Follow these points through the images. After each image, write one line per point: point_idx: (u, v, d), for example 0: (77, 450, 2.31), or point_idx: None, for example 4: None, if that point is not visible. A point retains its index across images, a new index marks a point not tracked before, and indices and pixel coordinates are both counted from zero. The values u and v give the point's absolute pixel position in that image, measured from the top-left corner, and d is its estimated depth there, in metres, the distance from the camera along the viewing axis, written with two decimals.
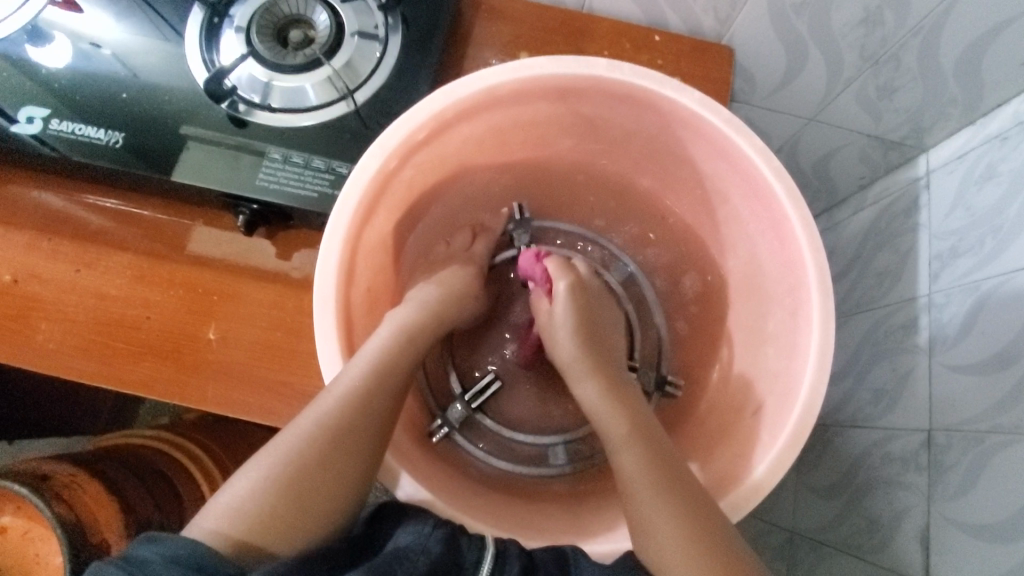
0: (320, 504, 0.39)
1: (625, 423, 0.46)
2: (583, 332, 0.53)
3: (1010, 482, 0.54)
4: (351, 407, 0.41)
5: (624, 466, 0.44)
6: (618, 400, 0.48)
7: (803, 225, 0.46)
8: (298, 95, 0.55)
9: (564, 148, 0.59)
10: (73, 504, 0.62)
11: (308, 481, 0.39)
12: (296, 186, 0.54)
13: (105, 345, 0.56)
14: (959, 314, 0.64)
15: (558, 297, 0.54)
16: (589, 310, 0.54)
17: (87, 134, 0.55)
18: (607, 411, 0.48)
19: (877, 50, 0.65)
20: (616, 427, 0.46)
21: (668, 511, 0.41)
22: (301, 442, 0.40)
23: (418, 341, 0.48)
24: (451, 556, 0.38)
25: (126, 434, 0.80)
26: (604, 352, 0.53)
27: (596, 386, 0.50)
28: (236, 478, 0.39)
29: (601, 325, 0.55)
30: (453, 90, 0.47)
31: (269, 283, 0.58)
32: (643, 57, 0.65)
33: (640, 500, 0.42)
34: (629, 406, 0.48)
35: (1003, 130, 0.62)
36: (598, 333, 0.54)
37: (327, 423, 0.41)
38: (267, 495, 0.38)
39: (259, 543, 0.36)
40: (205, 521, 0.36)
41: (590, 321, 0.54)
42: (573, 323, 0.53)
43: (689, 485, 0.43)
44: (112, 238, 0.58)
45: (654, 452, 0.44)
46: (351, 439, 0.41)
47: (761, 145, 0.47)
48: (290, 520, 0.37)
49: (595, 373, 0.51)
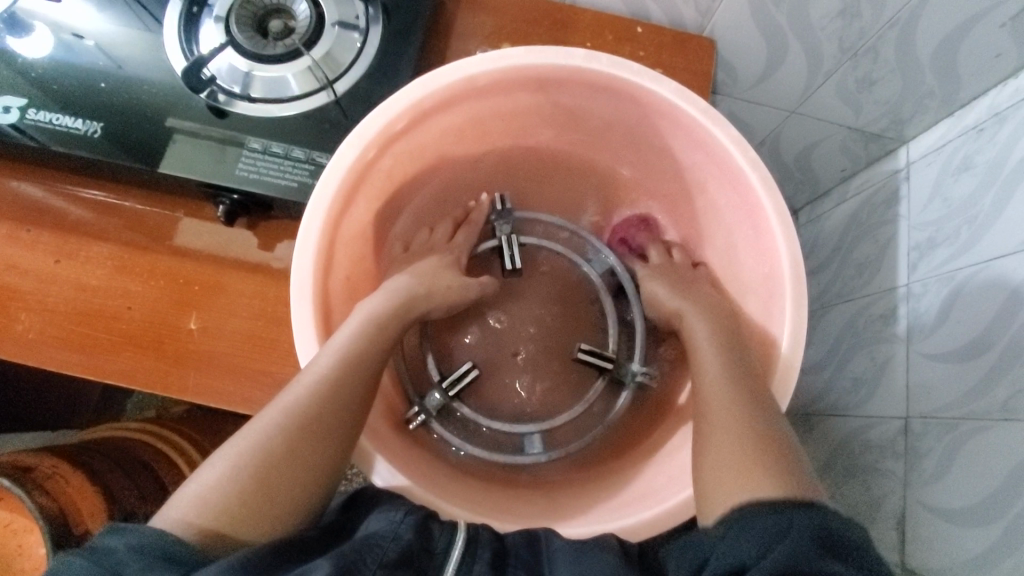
0: (291, 491, 0.39)
1: (714, 338, 0.49)
2: (685, 289, 0.54)
3: (982, 466, 0.55)
4: (322, 397, 0.42)
5: (709, 396, 0.45)
6: (725, 341, 0.48)
7: (777, 214, 0.46)
8: (278, 85, 0.55)
9: (545, 138, 0.60)
10: (56, 495, 0.62)
11: (278, 469, 0.39)
12: (275, 176, 0.54)
13: (85, 336, 0.56)
14: (935, 303, 0.65)
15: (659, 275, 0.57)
16: (679, 277, 0.56)
17: (64, 123, 0.54)
18: (712, 352, 0.48)
19: (856, 42, 0.65)
20: (713, 366, 0.47)
21: (733, 430, 0.42)
22: (270, 431, 0.40)
23: (391, 332, 0.48)
24: (422, 542, 0.39)
25: (110, 428, 0.80)
26: (723, 315, 0.51)
27: (706, 335, 0.50)
28: (205, 468, 0.39)
29: (715, 301, 0.53)
30: (430, 80, 0.48)
31: (250, 274, 0.58)
32: (624, 49, 0.65)
33: (708, 426, 0.44)
34: (737, 346, 0.48)
35: (980, 122, 0.63)
36: (702, 294, 0.54)
37: (296, 411, 0.41)
38: (235, 484, 0.38)
39: (228, 531, 0.36)
40: (173, 511, 0.36)
41: (682, 283, 0.55)
42: (672, 287, 0.55)
43: (769, 413, 0.43)
44: (91, 229, 0.58)
45: (741, 380, 0.45)
46: (321, 426, 0.41)
47: (737, 135, 0.48)
48: (260, 508, 0.38)
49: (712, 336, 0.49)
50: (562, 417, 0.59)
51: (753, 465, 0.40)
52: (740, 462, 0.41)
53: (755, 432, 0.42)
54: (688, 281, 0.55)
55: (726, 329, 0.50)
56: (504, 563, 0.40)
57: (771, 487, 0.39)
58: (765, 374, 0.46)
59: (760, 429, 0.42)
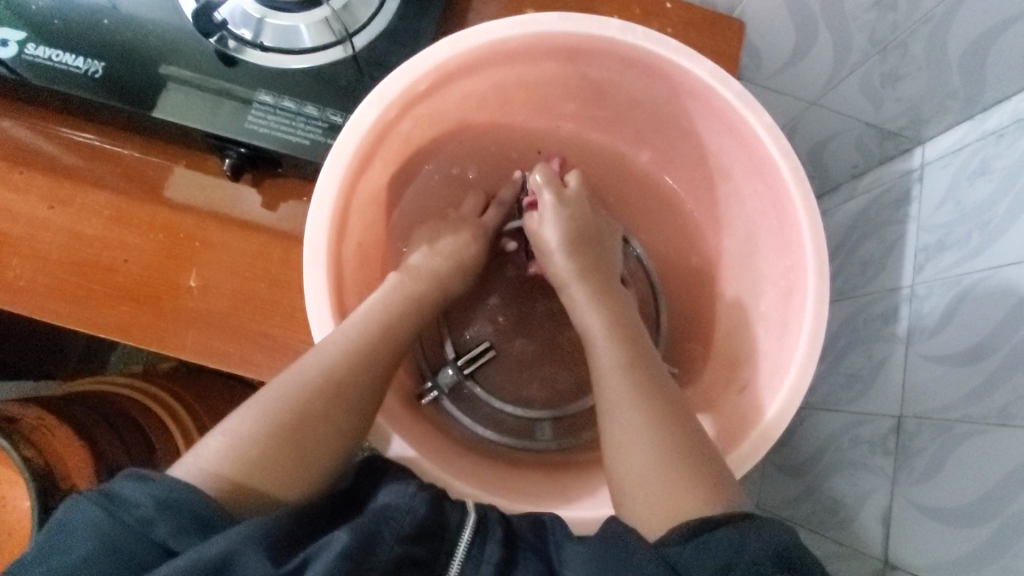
0: (324, 455, 0.39)
1: (593, 297, 0.50)
2: (575, 250, 0.52)
3: (972, 469, 0.56)
4: (355, 361, 0.41)
5: (617, 420, 0.42)
6: (630, 357, 0.45)
7: (804, 206, 0.45)
8: (292, 35, 0.52)
9: (567, 112, 0.58)
10: (43, 450, 0.62)
11: (311, 432, 0.38)
12: (286, 131, 0.51)
13: (78, 287, 0.54)
14: (939, 305, 0.65)
15: (545, 207, 0.54)
16: (584, 227, 0.54)
17: (64, 61, 0.51)
18: (598, 336, 0.47)
19: (887, 36, 0.65)
20: (608, 372, 0.45)
21: (637, 430, 0.41)
22: (306, 392, 0.39)
23: (420, 312, 0.48)
24: (437, 517, 0.38)
25: (97, 381, 0.78)
26: (623, 317, 0.49)
27: (608, 346, 0.46)
28: (235, 421, 0.38)
29: (615, 296, 0.51)
30: (459, 40, 0.45)
31: (253, 234, 0.56)
32: (650, 24, 0.62)
33: (628, 449, 0.41)
34: (628, 335, 0.47)
35: (1002, 127, 0.61)
36: (596, 258, 0.53)
37: (333, 375, 0.40)
38: (268, 440, 0.37)
39: (258, 488, 0.36)
40: (199, 461, 0.36)
41: (582, 238, 0.53)
42: (563, 232, 0.53)
43: (665, 406, 0.42)
44: (88, 176, 0.56)
45: (655, 401, 0.42)
46: (352, 393, 0.41)
47: (769, 122, 0.46)
48: (294, 470, 0.37)
49: (609, 338, 0.47)
50: (571, 407, 0.59)
51: (652, 457, 0.40)
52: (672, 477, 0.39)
53: (661, 426, 0.41)
54: (575, 220, 0.54)
55: (615, 309, 0.49)
56: (514, 545, 0.38)
57: (701, 503, 0.37)
58: (649, 359, 0.45)
59: (664, 424, 0.41)
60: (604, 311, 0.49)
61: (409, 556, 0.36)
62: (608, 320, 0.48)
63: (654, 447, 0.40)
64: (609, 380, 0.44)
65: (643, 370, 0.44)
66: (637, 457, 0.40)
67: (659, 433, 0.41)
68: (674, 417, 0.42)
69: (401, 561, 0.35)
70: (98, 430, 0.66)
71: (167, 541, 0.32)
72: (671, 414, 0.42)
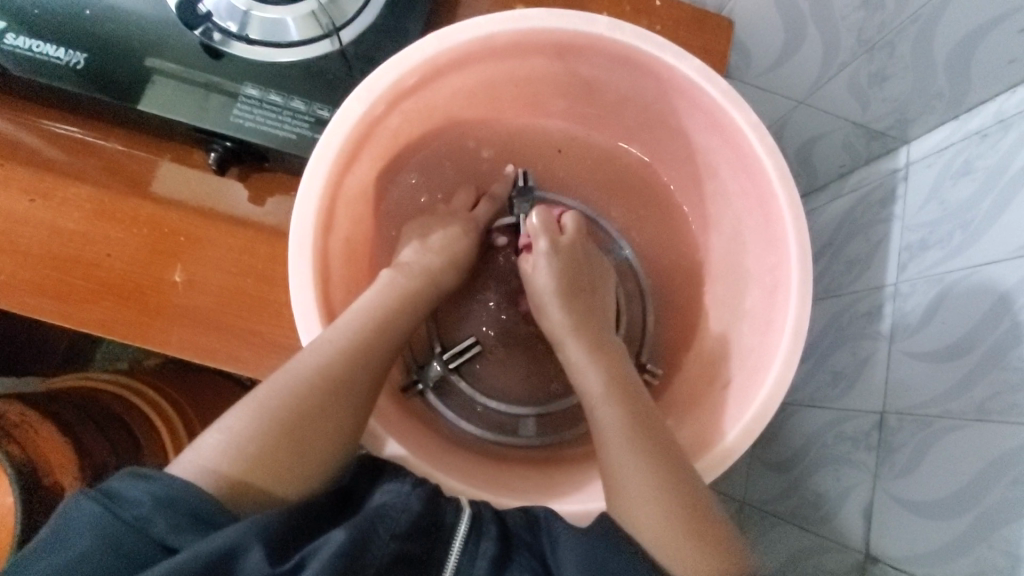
0: (320, 452, 0.38)
1: (591, 358, 0.49)
2: (571, 302, 0.52)
3: (951, 464, 0.57)
4: (350, 358, 0.41)
5: (623, 478, 0.41)
6: (633, 416, 0.44)
7: (789, 204, 0.46)
8: (279, 28, 0.51)
9: (557, 109, 0.58)
10: (26, 444, 0.62)
11: (307, 429, 0.38)
12: (272, 125, 0.51)
13: (61, 282, 0.53)
14: (922, 304, 0.66)
15: (540, 252, 0.54)
16: (576, 269, 0.54)
17: (45, 52, 0.50)
18: (597, 395, 0.46)
19: (873, 36, 0.66)
20: (612, 431, 0.43)
21: (647, 486, 0.40)
22: (302, 390, 0.39)
23: (412, 309, 0.48)
24: (431, 514, 0.38)
25: (81, 377, 0.77)
26: (619, 369, 0.48)
27: (608, 403, 0.45)
28: (231, 418, 0.37)
29: (611, 349, 0.50)
30: (447, 36, 0.45)
31: (239, 229, 0.55)
32: (641, 22, 0.62)
33: (637, 504, 0.40)
34: (624, 389, 0.46)
35: (984, 127, 0.62)
36: (588, 307, 0.53)
37: (328, 372, 0.40)
38: (264, 437, 0.37)
39: (254, 484, 0.36)
40: (196, 458, 0.35)
41: (576, 287, 0.53)
42: (559, 280, 0.53)
43: (669, 456, 0.42)
44: (71, 169, 0.55)
45: (659, 461, 0.41)
46: (348, 391, 0.40)
47: (756, 121, 0.47)
48: (290, 467, 0.37)
49: (609, 396, 0.46)
50: (559, 403, 0.59)
51: (662, 511, 0.39)
52: (678, 542, 0.38)
53: (670, 479, 0.41)
54: (570, 265, 0.54)
55: (613, 363, 0.49)
56: (507, 543, 0.38)
57: (713, 563, 0.37)
58: (653, 414, 0.45)
59: (671, 479, 0.41)
60: (601, 366, 0.48)
61: (405, 553, 0.36)
62: (605, 375, 0.47)
63: (666, 501, 0.40)
64: (615, 437, 0.43)
65: (645, 424, 0.44)
66: (649, 515, 0.39)
67: (670, 489, 0.40)
68: (677, 465, 0.42)
69: (397, 557, 0.36)
70: (82, 427, 0.65)
71: (165, 538, 0.31)
72: (676, 467, 0.42)
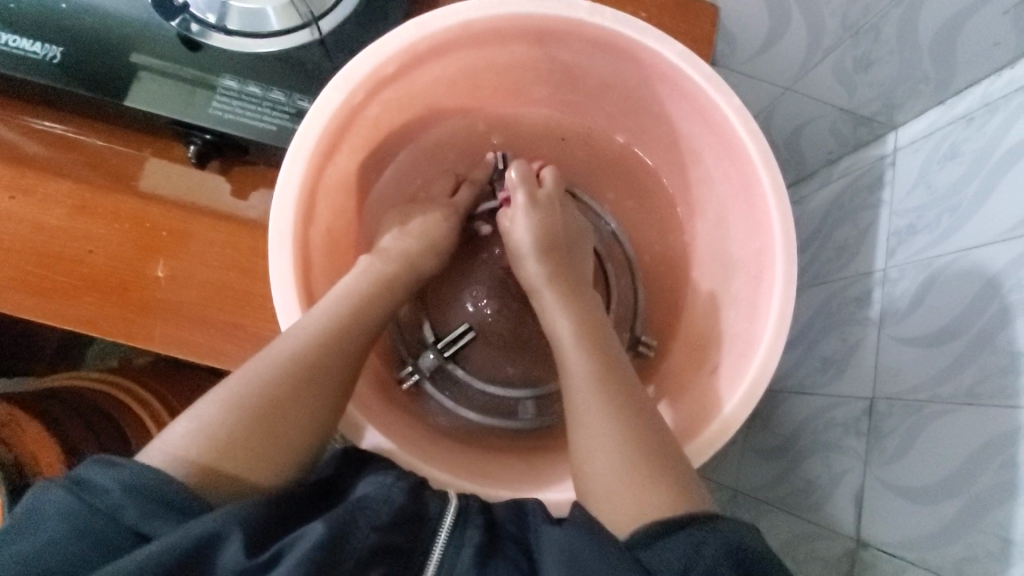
0: (295, 439, 0.38)
1: (563, 305, 0.49)
2: (548, 253, 0.52)
3: (941, 448, 0.57)
4: (325, 344, 0.41)
5: (584, 428, 0.41)
6: (601, 371, 0.44)
7: (773, 188, 0.46)
8: (258, 18, 0.51)
9: (540, 97, 0.57)
10: (14, 446, 0.62)
11: (282, 416, 0.38)
12: (252, 117, 0.51)
13: (43, 278, 0.52)
14: (910, 289, 0.66)
15: (518, 207, 0.54)
16: (554, 229, 0.54)
17: (20, 46, 0.50)
18: (569, 343, 0.47)
19: (858, 20, 0.67)
20: (579, 373, 0.44)
21: (608, 434, 0.41)
22: (276, 377, 0.39)
23: (392, 297, 0.48)
24: (415, 505, 0.38)
25: (70, 376, 0.77)
26: (591, 318, 0.49)
27: (576, 351, 0.46)
28: (202, 406, 0.37)
29: (584, 299, 0.51)
30: (426, 22, 0.45)
31: (222, 223, 0.55)
32: (625, 8, 0.62)
33: (595, 451, 0.40)
34: (595, 340, 0.46)
35: (969, 111, 0.62)
36: (566, 260, 0.53)
37: (302, 359, 0.40)
38: (237, 424, 0.36)
39: (229, 472, 0.35)
40: (168, 447, 0.35)
41: (554, 245, 0.53)
42: (536, 231, 0.53)
43: (633, 409, 0.42)
44: (51, 165, 0.54)
45: (624, 416, 0.41)
46: (323, 377, 0.40)
47: (738, 104, 0.46)
48: (265, 455, 0.37)
49: (577, 344, 0.46)
50: (551, 386, 0.59)
51: (619, 457, 0.39)
52: (632, 487, 0.38)
53: (632, 429, 0.41)
54: (550, 221, 0.53)
55: (585, 312, 0.49)
56: (493, 533, 0.38)
57: (667, 509, 0.37)
58: (622, 363, 0.45)
59: (631, 429, 0.41)
60: (574, 312, 0.49)
61: (386, 544, 0.36)
62: (577, 324, 0.48)
63: (626, 446, 0.40)
64: (580, 380, 0.43)
65: (614, 374, 0.44)
66: (607, 458, 0.40)
67: (629, 434, 0.40)
68: (641, 416, 0.42)
69: (378, 549, 0.35)
70: (71, 425, 0.65)
71: (138, 524, 0.32)
72: (636, 415, 0.42)
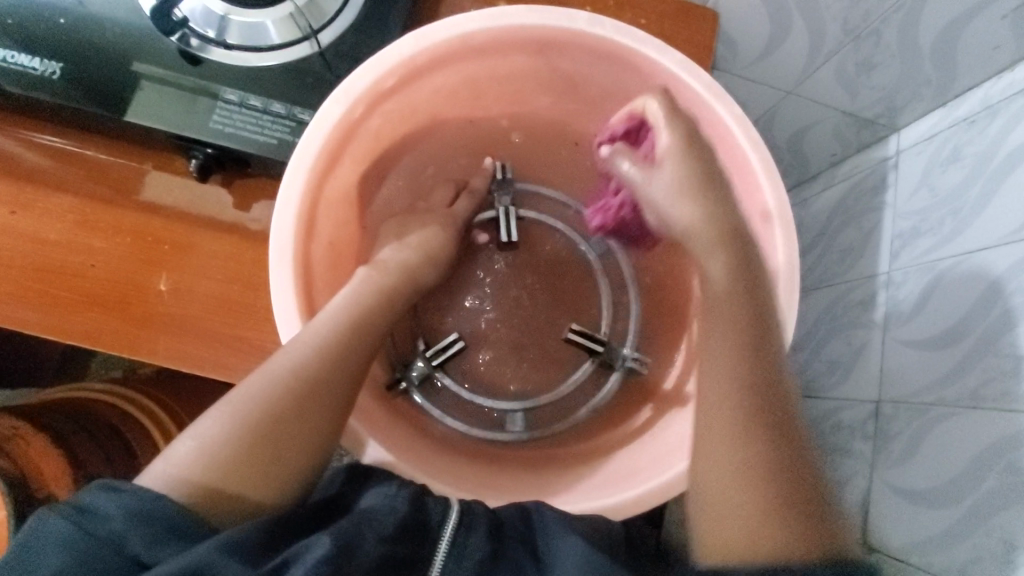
0: (296, 457, 0.38)
1: (721, 277, 0.45)
2: (697, 196, 0.46)
3: (946, 452, 0.57)
4: (325, 358, 0.41)
5: (710, 446, 0.42)
6: (741, 430, 0.41)
7: (773, 195, 0.46)
8: (258, 32, 0.51)
9: (542, 105, 0.57)
10: (18, 459, 0.62)
11: (282, 434, 0.38)
12: (252, 131, 0.51)
13: (45, 292, 0.53)
14: (915, 291, 0.65)
15: (662, 155, 0.48)
16: (708, 169, 0.47)
17: (21, 62, 0.50)
18: (722, 336, 0.44)
19: (859, 23, 0.66)
20: (720, 386, 0.43)
21: (733, 464, 0.41)
22: (276, 392, 0.39)
23: (393, 308, 0.48)
24: (419, 514, 0.38)
25: (75, 387, 0.77)
26: (754, 303, 0.44)
27: (729, 347, 0.43)
28: (205, 423, 0.37)
29: (749, 262, 0.45)
30: (425, 35, 0.45)
31: (225, 235, 0.55)
32: (625, 15, 0.62)
33: (717, 470, 0.41)
34: (751, 341, 0.43)
35: (971, 114, 0.61)
36: (720, 197, 0.46)
37: (303, 374, 0.40)
38: (238, 442, 0.36)
39: (228, 490, 0.35)
40: (169, 466, 0.35)
41: (706, 176, 0.46)
42: (680, 191, 0.46)
43: (776, 442, 0.41)
44: (53, 179, 0.54)
45: (762, 471, 0.40)
46: (324, 392, 0.40)
47: (738, 112, 0.47)
48: (265, 473, 0.37)
49: (738, 333, 0.43)
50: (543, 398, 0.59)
51: (749, 490, 0.40)
52: (750, 525, 0.39)
53: (766, 469, 0.40)
54: (701, 162, 0.46)
55: (743, 285, 0.44)
56: (493, 544, 0.38)
57: (787, 550, 0.38)
58: (776, 378, 0.42)
59: (765, 465, 0.40)
60: (732, 303, 0.44)
61: (391, 556, 0.36)
62: (734, 317, 0.44)
63: (756, 477, 0.40)
64: (721, 391, 0.42)
65: (763, 395, 0.42)
66: (728, 482, 0.41)
67: (763, 473, 0.40)
68: (788, 451, 0.41)
69: (383, 561, 0.36)
70: (75, 436, 0.65)
71: (140, 553, 0.31)
72: (779, 450, 0.40)
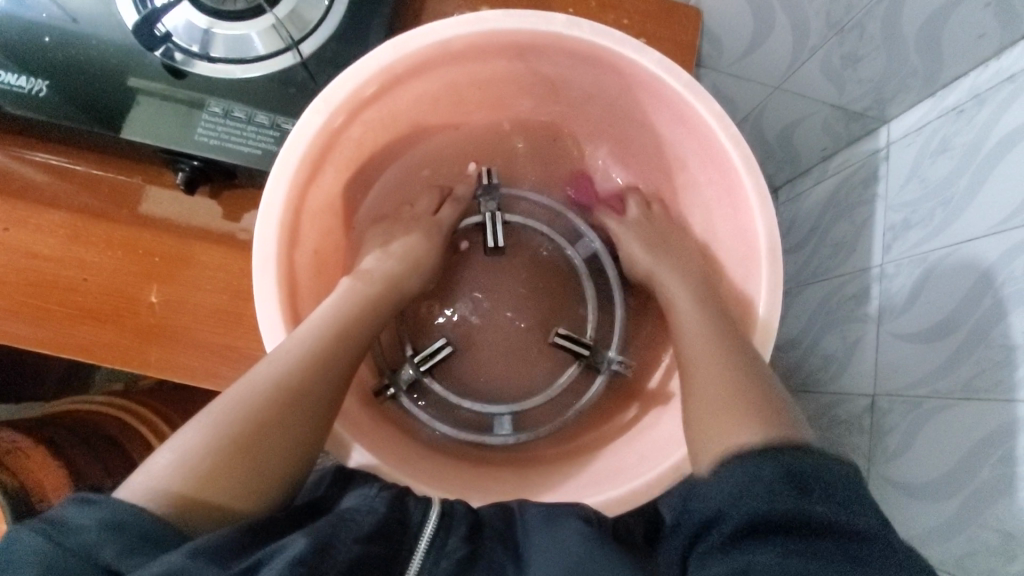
0: (279, 464, 0.38)
1: (677, 268, 0.53)
2: (653, 245, 0.55)
3: (941, 444, 0.56)
4: (306, 366, 0.41)
5: (694, 367, 0.45)
6: (725, 342, 0.45)
7: (755, 192, 0.46)
8: (242, 44, 0.51)
9: (524, 108, 0.58)
10: (18, 471, 0.62)
11: (265, 442, 0.38)
12: (237, 142, 0.51)
13: (39, 307, 0.53)
14: (907, 284, 0.65)
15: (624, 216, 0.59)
16: (656, 232, 0.57)
17: (7, 80, 0.50)
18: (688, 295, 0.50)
19: (842, 17, 0.65)
20: (693, 319, 0.48)
21: (717, 366, 0.43)
22: (258, 402, 0.39)
23: (376, 315, 0.48)
24: (396, 515, 0.38)
25: (75, 400, 0.78)
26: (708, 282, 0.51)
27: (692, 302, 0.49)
28: (187, 434, 0.37)
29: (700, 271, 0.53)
30: (402, 43, 0.45)
31: (214, 246, 0.56)
32: (607, 16, 0.62)
33: (705, 382, 0.43)
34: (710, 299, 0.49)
35: (959, 103, 0.62)
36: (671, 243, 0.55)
37: (285, 383, 0.40)
38: (219, 451, 0.36)
39: (208, 499, 0.35)
40: (148, 478, 0.35)
41: (659, 240, 0.56)
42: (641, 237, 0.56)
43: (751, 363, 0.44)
44: (44, 195, 0.55)
45: (739, 361, 0.43)
46: (306, 400, 0.40)
47: (719, 110, 0.46)
48: (247, 481, 0.37)
49: (702, 296, 0.49)
50: (533, 400, 0.58)
51: (728, 388, 0.42)
52: (730, 413, 0.40)
53: (740, 360, 0.43)
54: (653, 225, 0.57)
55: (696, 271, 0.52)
56: (477, 546, 0.39)
57: (759, 427, 0.39)
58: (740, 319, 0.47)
59: (739, 367, 0.43)
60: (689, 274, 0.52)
61: (370, 554, 0.36)
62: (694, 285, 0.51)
63: (734, 388, 0.42)
64: (696, 329, 0.47)
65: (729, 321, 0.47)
66: (711, 383, 0.43)
67: (737, 368, 0.43)
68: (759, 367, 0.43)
69: (362, 559, 0.35)
70: (74, 449, 0.65)
71: (114, 562, 0.30)
72: (752, 360, 0.43)
